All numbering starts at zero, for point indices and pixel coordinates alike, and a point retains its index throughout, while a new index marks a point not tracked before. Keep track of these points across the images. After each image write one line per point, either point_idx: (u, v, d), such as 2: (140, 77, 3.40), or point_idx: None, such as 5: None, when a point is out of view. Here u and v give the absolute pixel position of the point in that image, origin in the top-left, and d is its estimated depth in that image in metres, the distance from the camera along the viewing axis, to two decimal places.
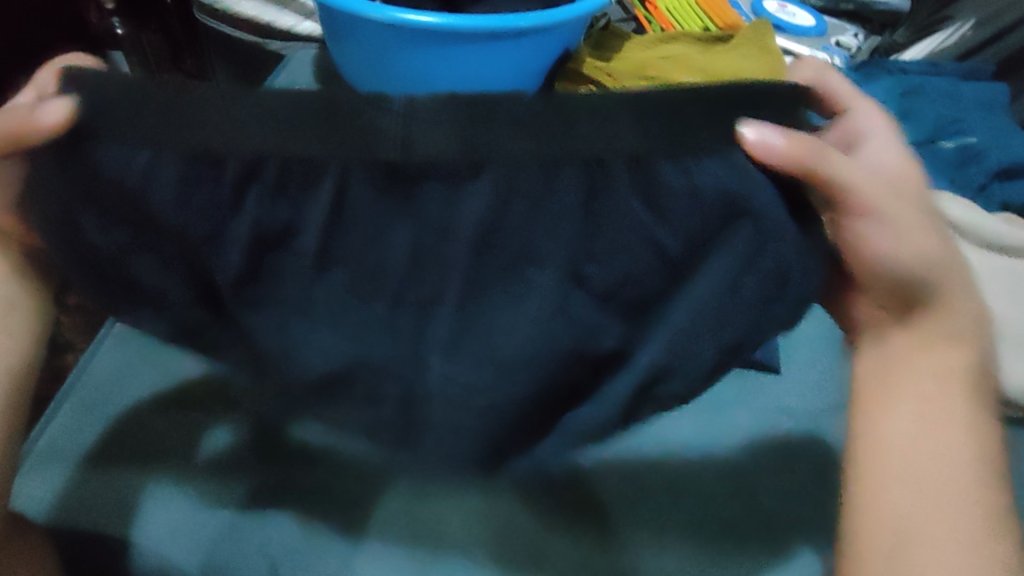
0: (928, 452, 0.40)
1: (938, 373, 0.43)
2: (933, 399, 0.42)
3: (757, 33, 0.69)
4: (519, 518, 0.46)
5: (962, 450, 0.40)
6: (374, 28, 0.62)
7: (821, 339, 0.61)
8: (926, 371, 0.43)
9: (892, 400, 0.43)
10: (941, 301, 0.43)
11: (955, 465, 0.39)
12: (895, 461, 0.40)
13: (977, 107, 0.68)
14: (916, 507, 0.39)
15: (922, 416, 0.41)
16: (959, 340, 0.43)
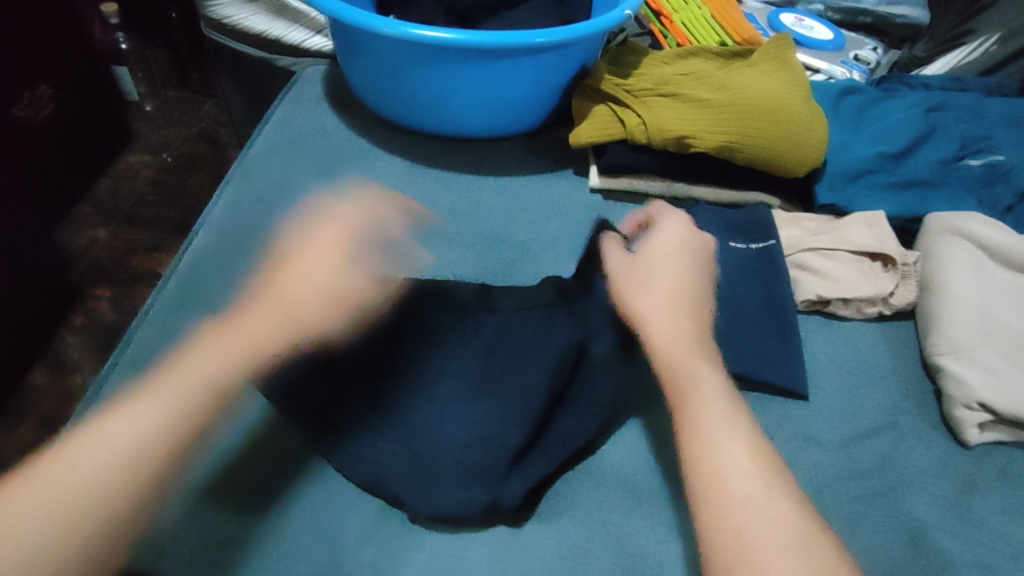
0: (731, 460, 0.42)
1: (725, 418, 0.44)
2: (737, 442, 0.43)
3: (778, 47, 0.68)
4: (547, 547, 0.44)
5: (745, 447, 0.43)
6: (390, 44, 0.60)
7: (863, 358, 0.56)
8: (705, 399, 0.45)
9: (706, 443, 0.43)
10: (698, 370, 0.47)
11: (750, 467, 0.42)
12: (719, 472, 0.42)
13: (1004, 124, 0.66)
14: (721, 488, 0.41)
15: (724, 434, 0.43)
16: (701, 379, 0.46)
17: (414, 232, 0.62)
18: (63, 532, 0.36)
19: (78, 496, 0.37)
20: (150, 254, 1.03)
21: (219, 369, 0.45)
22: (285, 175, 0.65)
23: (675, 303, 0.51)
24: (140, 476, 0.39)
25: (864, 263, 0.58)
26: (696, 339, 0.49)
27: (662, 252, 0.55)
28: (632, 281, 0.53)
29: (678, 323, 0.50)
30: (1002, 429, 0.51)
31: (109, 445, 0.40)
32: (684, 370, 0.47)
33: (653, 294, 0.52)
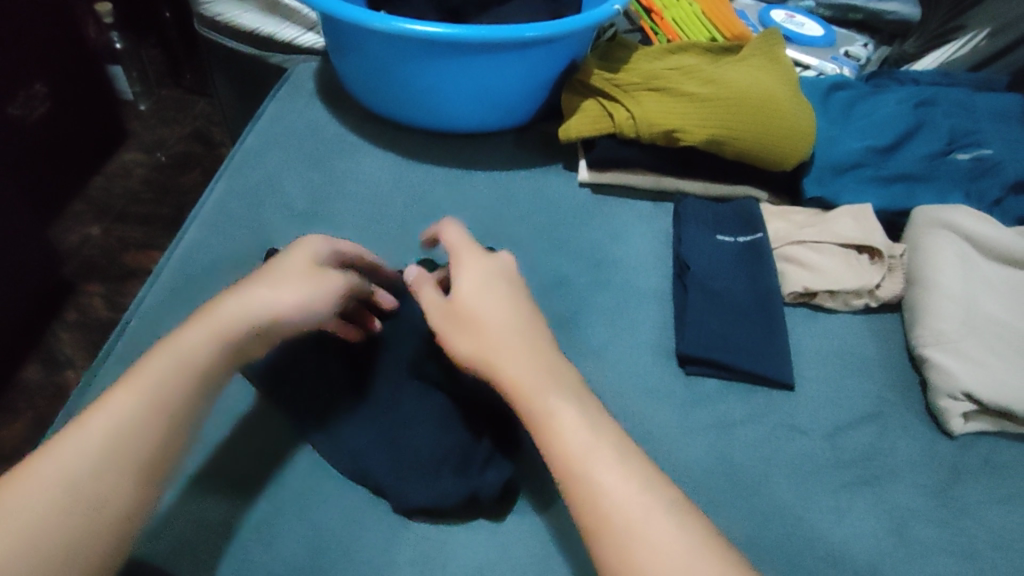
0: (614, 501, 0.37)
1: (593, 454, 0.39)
2: (621, 478, 0.38)
3: (767, 42, 0.69)
4: (531, 535, 0.44)
5: (640, 477, 0.38)
6: (380, 38, 0.60)
7: (849, 350, 0.56)
8: (579, 440, 0.39)
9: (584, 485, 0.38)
10: (562, 412, 0.40)
11: (636, 495, 0.37)
12: (609, 511, 0.37)
13: (992, 118, 0.67)
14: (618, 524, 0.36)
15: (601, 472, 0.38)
16: (568, 422, 0.40)
17: (403, 226, 0.62)
18: (50, 551, 0.33)
19: (64, 506, 0.34)
20: (144, 251, 1.04)
21: (203, 346, 0.41)
22: (275, 170, 0.66)
23: (506, 329, 0.43)
24: (125, 453, 0.37)
25: (851, 255, 0.58)
26: (542, 368, 0.42)
27: (477, 281, 0.45)
28: (457, 333, 0.43)
29: (524, 357, 0.42)
30: (986, 419, 0.51)
31: (90, 441, 0.37)
32: (548, 420, 0.40)
33: (486, 326, 0.43)
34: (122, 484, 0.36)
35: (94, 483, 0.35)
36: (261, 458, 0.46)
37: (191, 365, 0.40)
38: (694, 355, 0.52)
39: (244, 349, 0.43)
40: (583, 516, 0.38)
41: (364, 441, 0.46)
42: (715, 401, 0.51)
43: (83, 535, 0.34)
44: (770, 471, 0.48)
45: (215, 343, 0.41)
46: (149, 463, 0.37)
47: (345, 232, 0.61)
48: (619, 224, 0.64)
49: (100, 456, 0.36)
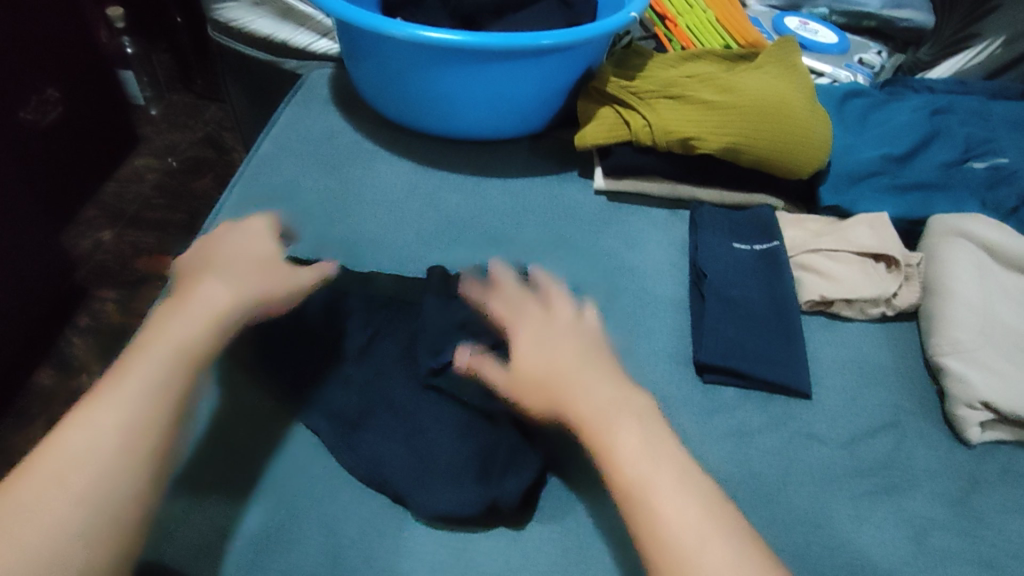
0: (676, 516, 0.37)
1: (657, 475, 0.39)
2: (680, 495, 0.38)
3: (782, 49, 0.69)
4: (551, 543, 0.44)
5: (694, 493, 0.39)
6: (398, 45, 0.61)
7: (866, 359, 0.56)
8: (643, 462, 0.40)
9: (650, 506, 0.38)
10: (625, 438, 0.41)
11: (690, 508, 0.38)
12: (672, 526, 0.37)
13: (1008, 127, 0.67)
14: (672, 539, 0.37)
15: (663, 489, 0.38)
16: (631, 448, 0.40)
17: (419, 234, 0.63)
18: (72, 549, 0.34)
19: (79, 503, 0.35)
20: (156, 256, 1.04)
21: (202, 335, 0.43)
22: (291, 177, 0.66)
23: (571, 371, 0.45)
24: (136, 447, 0.38)
25: (867, 264, 0.58)
26: (614, 406, 0.43)
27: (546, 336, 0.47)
28: (532, 391, 0.45)
29: (593, 393, 0.43)
30: (1004, 428, 0.51)
31: (103, 432, 0.37)
32: (617, 449, 0.40)
33: (552, 371, 0.45)
34: (134, 476, 0.37)
35: (116, 460, 0.37)
36: (281, 463, 0.46)
37: (188, 350, 0.42)
38: (712, 362, 0.53)
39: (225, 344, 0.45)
40: (642, 540, 0.38)
41: (384, 450, 0.46)
42: (732, 410, 0.52)
43: (100, 529, 0.35)
44: (788, 480, 0.48)
45: (209, 326, 0.43)
46: (164, 441, 0.39)
47: (361, 237, 0.62)
48: (634, 232, 0.64)
49: (118, 435, 0.37)
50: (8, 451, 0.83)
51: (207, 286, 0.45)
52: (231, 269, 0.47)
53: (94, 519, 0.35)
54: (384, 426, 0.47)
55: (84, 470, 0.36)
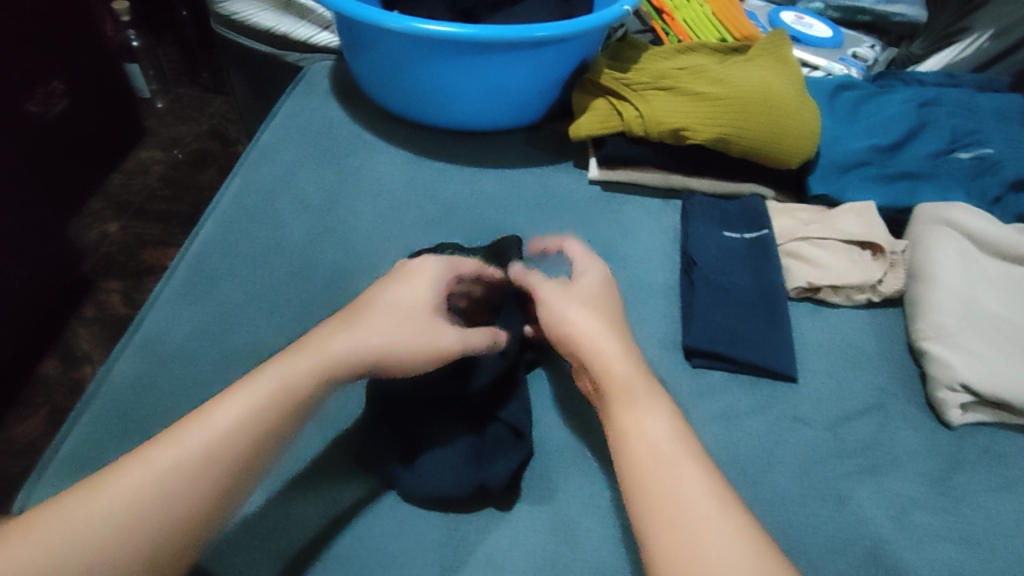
0: (694, 485, 0.40)
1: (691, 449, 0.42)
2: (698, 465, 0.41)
3: (773, 43, 0.70)
4: (541, 519, 0.46)
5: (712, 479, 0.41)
6: (399, 39, 0.62)
7: (852, 345, 0.57)
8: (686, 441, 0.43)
9: (675, 467, 0.40)
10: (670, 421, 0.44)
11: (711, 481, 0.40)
12: (686, 493, 0.39)
13: (995, 119, 0.68)
14: (686, 495, 0.39)
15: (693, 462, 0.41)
16: (674, 425, 0.43)
17: (415, 222, 0.64)
18: (122, 548, 0.34)
19: (143, 506, 0.36)
20: (160, 248, 1.06)
21: (306, 381, 0.41)
22: (291, 167, 0.67)
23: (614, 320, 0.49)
24: (221, 472, 0.38)
25: (854, 251, 0.59)
26: (643, 371, 0.46)
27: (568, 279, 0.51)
28: (579, 319, 0.48)
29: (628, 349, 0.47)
30: (984, 410, 0.53)
31: (188, 449, 0.38)
32: (673, 424, 0.43)
33: (596, 313, 0.48)
34: (202, 497, 0.37)
35: (183, 487, 0.37)
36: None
37: (289, 392, 0.41)
38: (700, 346, 0.54)
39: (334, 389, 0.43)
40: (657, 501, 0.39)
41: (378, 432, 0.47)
42: (720, 394, 0.53)
43: (149, 540, 0.35)
44: (772, 459, 0.50)
45: (313, 384, 0.42)
46: (240, 469, 0.39)
47: (360, 227, 0.63)
48: (626, 221, 0.65)
49: (191, 464, 0.37)
50: (13, 439, 0.84)
51: (327, 335, 0.44)
52: (383, 309, 0.45)
53: (131, 555, 0.35)
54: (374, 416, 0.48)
55: (153, 488, 0.36)
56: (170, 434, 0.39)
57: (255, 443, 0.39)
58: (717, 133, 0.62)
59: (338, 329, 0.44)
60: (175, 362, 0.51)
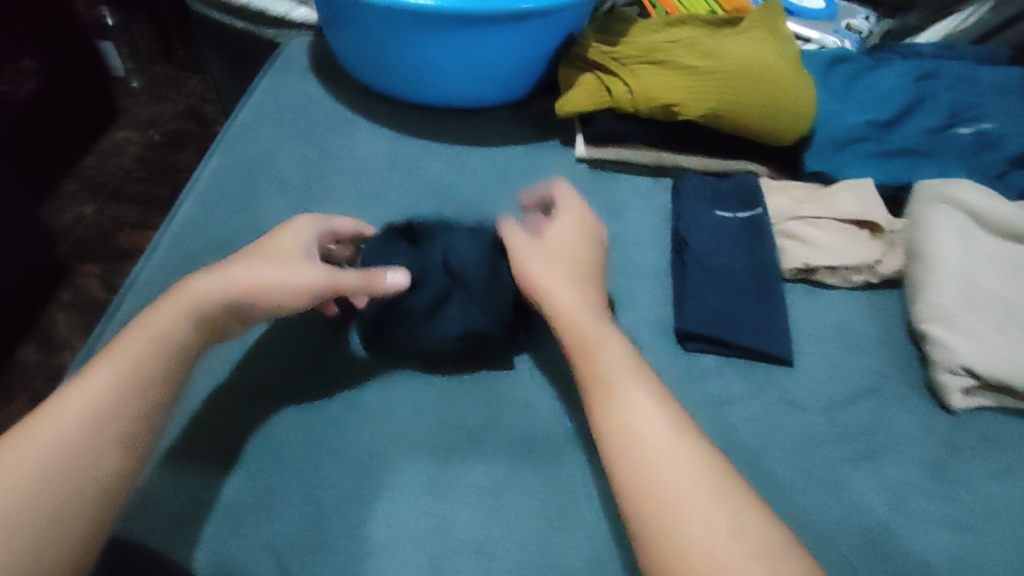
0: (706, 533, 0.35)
1: (692, 485, 0.37)
2: (704, 501, 0.36)
3: (767, 14, 0.67)
4: (531, 508, 0.44)
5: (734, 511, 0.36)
6: (377, 12, 0.59)
7: (850, 326, 0.56)
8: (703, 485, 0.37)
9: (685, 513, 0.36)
10: (687, 469, 0.37)
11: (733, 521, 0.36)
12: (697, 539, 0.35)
13: (996, 93, 0.66)
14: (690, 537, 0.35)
15: (701, 504, 0.36)
16: (689, 473, 0.37)
17: (398, 202, 0.62)
18: (37, 528, 0.34)
19: (31, 489, 0.35)
20: (138, 231, 1.03)
21: (177, 322, 0.43)
22: (268, 146, 0.65)
23: (584, 298, 0.47)
24: (109, 435, 0.38)
25: (851, 231, 0.58)
26: (637, 414, 0.40)
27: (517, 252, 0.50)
28: (540, 293, 0.48)
29: (600, 326, 0.46)
30: (985, 394, 0.51)
31: (64, 421, 0.37)
32: (686, 481, 0.37)
33: (563, 291, 0.47)
34: (95, 467, 0.37)
35: (76, 455, 0.37)
36: (259, 398, 0.48)
37: (166, 339, 0.42)
38: (691, 330, 0.52)
39: (210, 322, 0.44)
40: (663, 536, 0.36)
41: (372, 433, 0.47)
42: (717, 378, 0.51)
43: (46, 524, 0.34)
44: (769, 445, 0.48)
45: (187, 322, 0.43)
46: (125, 433, 0.39)
47: (339, 208, 0.61)
48: (618, 200, 0.63)
49: (78, 434, 0.37)
50: None
51: (200, 280, 0.45)
52: (245, 252, 0.47)
53: (51, 529, 0.34)
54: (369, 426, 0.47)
55: (39, 463, 0.36)
56: (48, 408, 0.38)
57: (141, 398, 0.40)
58: (709, 107, 0.59)
59: (204, 273, 0.45)
60: None
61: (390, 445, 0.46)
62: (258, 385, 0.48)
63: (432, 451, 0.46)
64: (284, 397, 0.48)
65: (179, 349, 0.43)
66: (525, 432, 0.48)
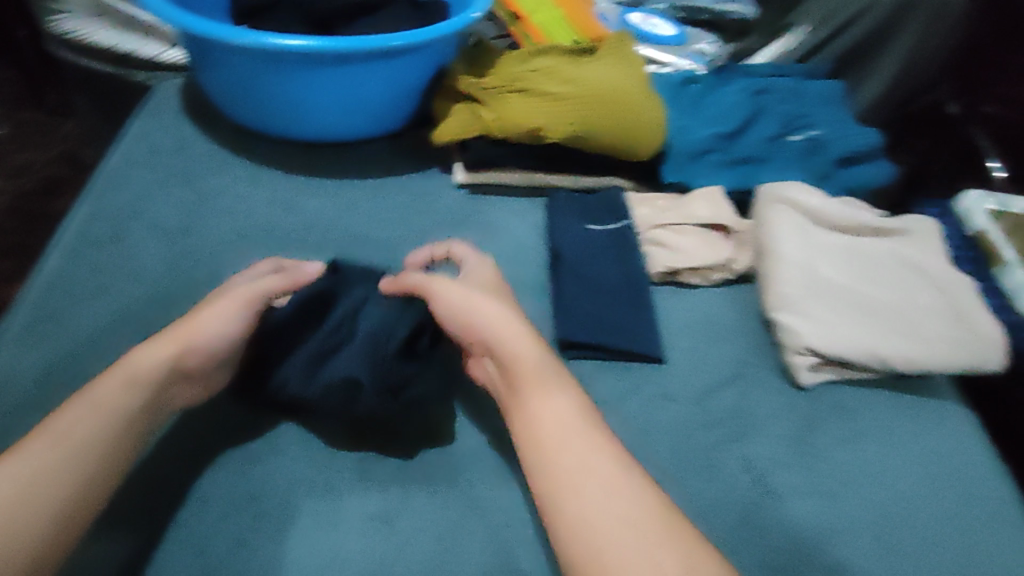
0: (629, 522, 0.39)
1: (607, 483, 0.41)
2: (617, 496, 0.40)
3: (619, 42, 0.73)
4: (426, 526, 0.47)
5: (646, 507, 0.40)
6: (245, 55, 0.61)
7: (714, 321, 0.61)
8: (619, 484, 0.41)
9: (599, 500, 0.40)
10: (596, 467, 0.42)
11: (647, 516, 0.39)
12: (608, 529, 0.38)
13: (820, 103, 0.74)
14: (601, 529, 0.38)
15: (621, 504, 0.40)
16: (611, 467, 0.42)
17: (280, 240, 0.63)
18: None
19: None
20: (13, 285, 0.98)
21: (114, 396, 0.44)
22: (144, 191, 0.65)
23: (502, 308, 0.50)
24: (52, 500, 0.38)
25: (706, 233, 0.64)
26: (560, 412, 0.45)
27: (458, 300, 0.50)
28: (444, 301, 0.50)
29: (520, 331, 0.49)
30: (830, 369, 0.57)
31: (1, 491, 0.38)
32: (605, 480, 0.41)
33: (478, 301, 0.50)
34: (33, 531, 0.37)
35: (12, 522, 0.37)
36: (193, 442, 0.49)
37: (103, 413, 0.43)
38: (570, 338, 0.56)
39: (153, 391, 0.45)
40: (581, 530, 0.39)
41: (270, 470, 0.49)
42: (596, 381, 0.55)
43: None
44: (646, 437, 0.52)
45: (125, 391, 0.44)
46: (68, 498, 0.39)
47: (221, 248, 0.61)
48: (497, 220, 0.67)
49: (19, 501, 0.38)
50: None
51: (138, 355, 0.46)
52: (177, 321, 0.50)
53: None
54: (277, 473, 0.48)
55: None
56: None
57: (73, 466, 0.40)
58: (568, 128, 0.64)
59: (140, 348, 0.47)
60: (35, 397, 0.49)
61: (285, 482, 0.48)
62: (173, 444, 0.49)
63: (326, 485, 0.48)
64: (195, 451, 0.49)
65: (122, 415, 0.43)
66: (420, 454, 0.50)
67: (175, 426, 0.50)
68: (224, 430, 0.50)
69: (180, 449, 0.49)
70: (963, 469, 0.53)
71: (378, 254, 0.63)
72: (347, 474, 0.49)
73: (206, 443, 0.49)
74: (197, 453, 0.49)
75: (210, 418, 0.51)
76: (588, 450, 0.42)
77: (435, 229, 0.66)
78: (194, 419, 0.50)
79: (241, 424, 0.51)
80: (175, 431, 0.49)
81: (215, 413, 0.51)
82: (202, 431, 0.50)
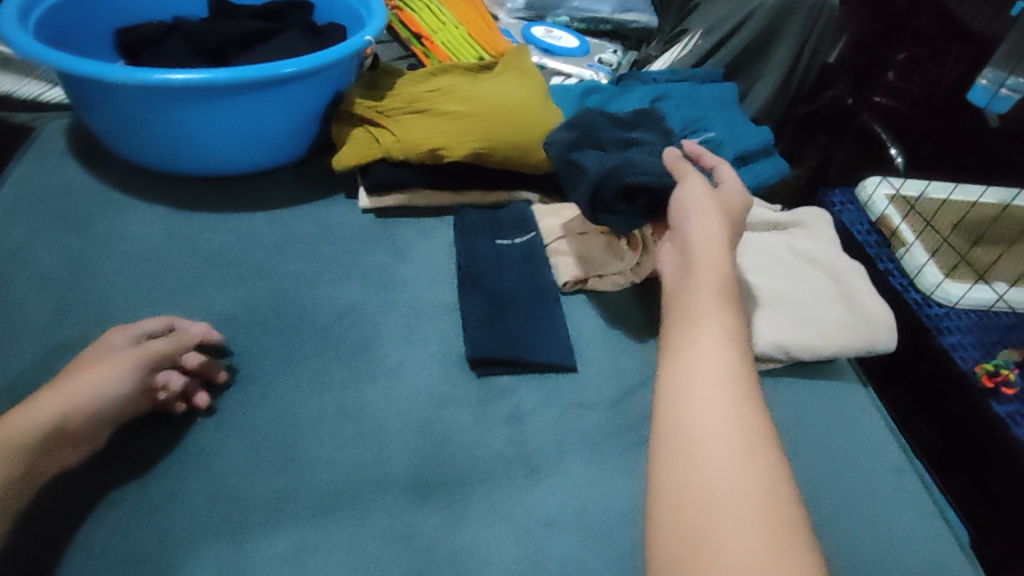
0: (718, 425, 0.33)
1: (720, 385, 0.35)
2: (724, 409, 0.34)
3: (517, 57, 0.73)
4: (341, 562, 0.45)
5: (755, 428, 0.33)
6: (129, 91, 0.59)
7: (624, 326, 0.62)
8: (734, 394, 0.35)
9: (697, 399, 0.35)
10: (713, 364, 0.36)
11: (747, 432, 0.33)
12: (701, 428, 0.33)
13: (715, 106, 0.76)
14: (694, 425, 0.34)
15: (722, 413, 0.34)
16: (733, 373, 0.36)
17: (177, 279, 0.61)
18: None
19: None
20: None
21: None
22: (27, 240, 0.62)
23: (686, 206, 0.49)
24: None
25: (611, 242, 0.64)
26: (710, 317, 0.39)
27: (688, 200, 0.49)
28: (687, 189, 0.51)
29: (705, 228, 0.46)
30: None
31: None
32: (717, 378, 0.35)
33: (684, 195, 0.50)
34: None
35: None
36: (82, 498, 0.46)
37: None
38: (482, 356, 0.56)
39: (31, 454, 0.42)
40: (678, 417, 0.35)
41: (168, 520, 0.46)
42: (510, 394, 0.55)
43: None
44: (560, 449, 0.52)
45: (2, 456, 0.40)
46: None
47: (113, 292, 0.59)
48: (404, 242, 0.67)
49: None
50: None
51: (17, 414, 0.42)
52: (59, 379, 0.46)
53: None
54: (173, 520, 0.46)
55: None
56: None
57: None
58: (471, 147, 0.64)
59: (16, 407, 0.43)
60: None
61: (187, 531, 0.46)
62: (51, 500, 0.45)
63: (231, 530, 0.46)
64: (80, 505, 0.46)
65: None
66: (332, 484, 0.49)
67: (56, 479, 0.46)
68: (114, 481, 0.47)
69: (62, 507, 0.45)
70: (872, 451, 0.55)
71: (284, 285, 0.61)
72: (256, 514, 0.47)
73: (91, 501, 0.46)
74: (82, 509, 0.45)
75: (101, 469, 0.47)
76: (717, 349, 0.37)
77: (342, 257, 0.65)
78: (76, 471, 0.47)
79: (133, 474, 0.48)
80: (56, 485, 0.46)
81: (101, 465, 0.48)
82: (86, 486, 0.46)
